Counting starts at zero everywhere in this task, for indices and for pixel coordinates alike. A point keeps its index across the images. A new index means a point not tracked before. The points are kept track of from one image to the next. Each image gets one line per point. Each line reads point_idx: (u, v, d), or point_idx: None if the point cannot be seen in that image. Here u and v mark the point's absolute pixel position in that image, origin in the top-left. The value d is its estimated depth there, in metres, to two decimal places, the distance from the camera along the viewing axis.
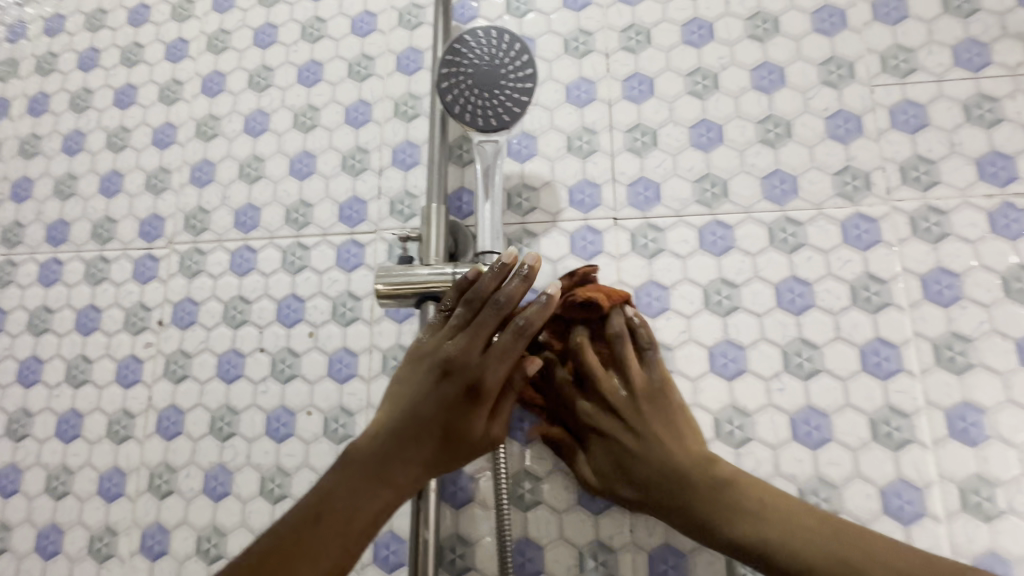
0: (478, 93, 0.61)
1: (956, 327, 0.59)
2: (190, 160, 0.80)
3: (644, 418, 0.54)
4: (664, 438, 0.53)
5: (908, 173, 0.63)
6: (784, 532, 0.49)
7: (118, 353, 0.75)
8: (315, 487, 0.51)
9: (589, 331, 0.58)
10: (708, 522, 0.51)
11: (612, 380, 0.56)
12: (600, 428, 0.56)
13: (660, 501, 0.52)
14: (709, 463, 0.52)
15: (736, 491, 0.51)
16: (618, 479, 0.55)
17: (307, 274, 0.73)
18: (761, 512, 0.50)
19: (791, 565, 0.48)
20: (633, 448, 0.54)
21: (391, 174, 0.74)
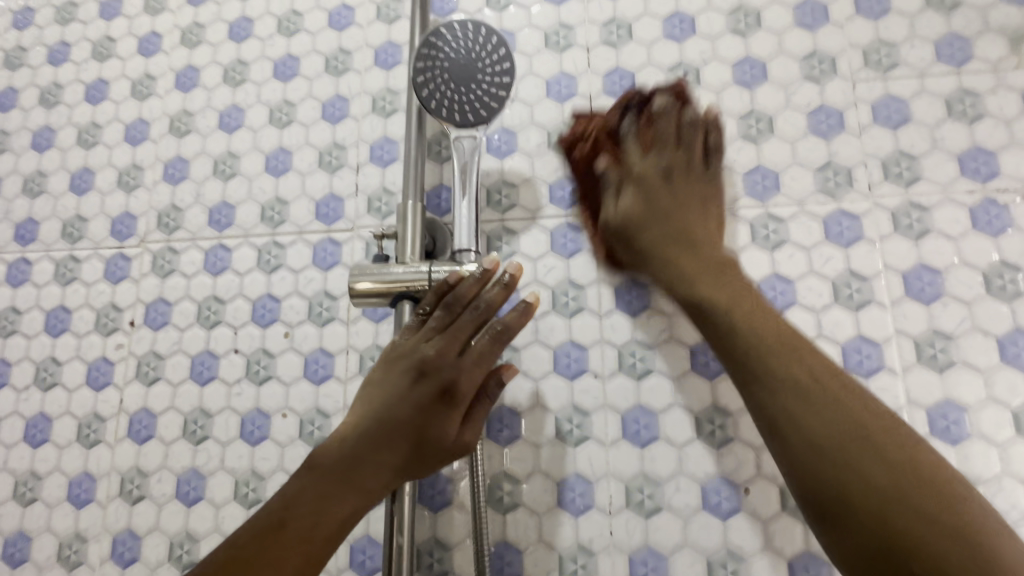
0: (455, 87, 0.60)
1: (938, 324, 0.58)
2: (163, 156, 0.78)
3: (674, 189, 0.57)
4: (698, 215, 0.56)
5: (890, 169, 0.62)
6: (794, 359, 0.47)
7: (88, 355, 0.73)
8: (282, 491, 0.50)
9: (666, 112, 0.60)
10: (693, 278, 0.53)
11: (677, 153, 0.58)
12: (641, 177, 0.57)
13: (663, 219, 0.55)
14: (726, 269, 0.53)
15: (738, 292, 0.52)
16: (642, 221, 0.56)
17: (282, 273, 0.71)
18: (760, 325, 0.49)
19: (790, 388, 0.46)
20: (666, 201, 0.56)
21: (368, 171, 0.72)
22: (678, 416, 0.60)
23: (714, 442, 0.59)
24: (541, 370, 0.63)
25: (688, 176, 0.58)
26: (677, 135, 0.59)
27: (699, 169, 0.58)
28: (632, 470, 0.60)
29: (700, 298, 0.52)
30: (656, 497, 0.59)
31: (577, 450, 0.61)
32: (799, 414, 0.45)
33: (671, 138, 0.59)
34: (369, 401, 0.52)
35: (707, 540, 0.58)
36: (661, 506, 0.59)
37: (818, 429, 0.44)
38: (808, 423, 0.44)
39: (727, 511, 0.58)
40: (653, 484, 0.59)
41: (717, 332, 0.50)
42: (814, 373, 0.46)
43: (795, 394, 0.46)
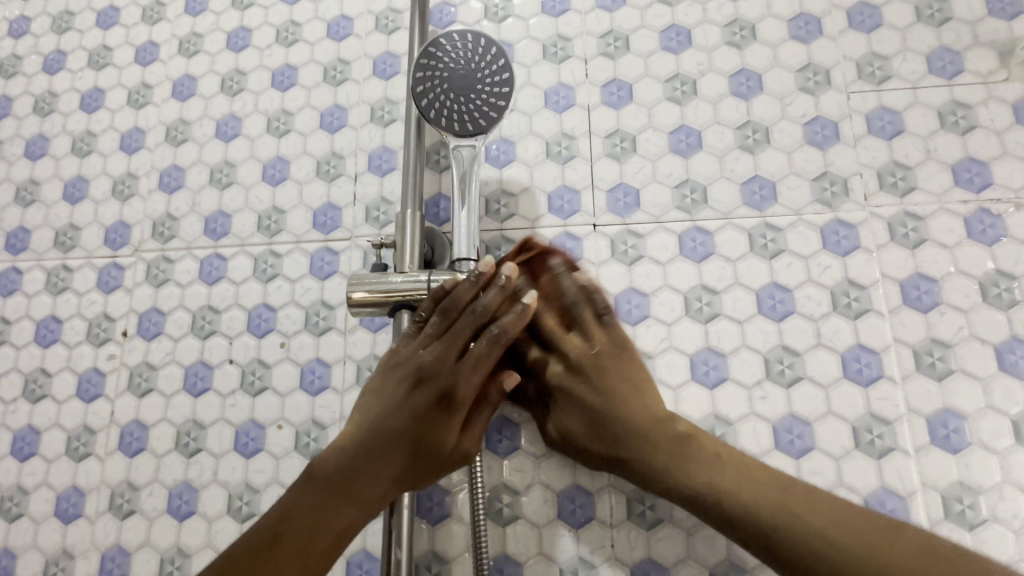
0: (454, 97, 0.60)
1: (935, 333, 0.59)
2: (158, 165, 0.77)
3: (595, 369, 0.57)
4: (633, 396, 0.56)
5: (885, 179, 0.63)
6: (759, 483, 0.50)
7: (79, 366, 0.71)
8: (279, 502, 0.49)
9: (567, 282, 0.60)
10: (653, 476, 0.53)
11: (579, 336, 0.59)
12: (557, 387, 0.58)
13: (607, 433, 0.55)
14: (678, 442, 0.53)
15: (699, 453, 0.52)
16: (589, 441, 0.56)
17: (279, 283, 0.70)
18: (721, 466, 0.51)
19: (768, 521, 0.49)
20: (608, 368, 0.57)
21: (366, 180, 0.72)
22: None
23: None
24: None
25: (601, 342, 0.59)
26: (582, 301, 0.60)
27: (619, 332, 0.59)
28: (634, 481, 0.59)
29: (657, 473, 0.53)
30: (657, 509, 0.58)
31: (578, 461, 0.60)
32: (786, 545, 0.48)
33: (569, 314, 0.60)
34: (368, 408, 0.52)
35: (709, 552, 0.57)
36: (663, 518, 0.58)
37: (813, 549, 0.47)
38: (791, 546, 0.48)
39: None
40: (655, 495, 0.59)
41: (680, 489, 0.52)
42: (770, 505, 0.49)
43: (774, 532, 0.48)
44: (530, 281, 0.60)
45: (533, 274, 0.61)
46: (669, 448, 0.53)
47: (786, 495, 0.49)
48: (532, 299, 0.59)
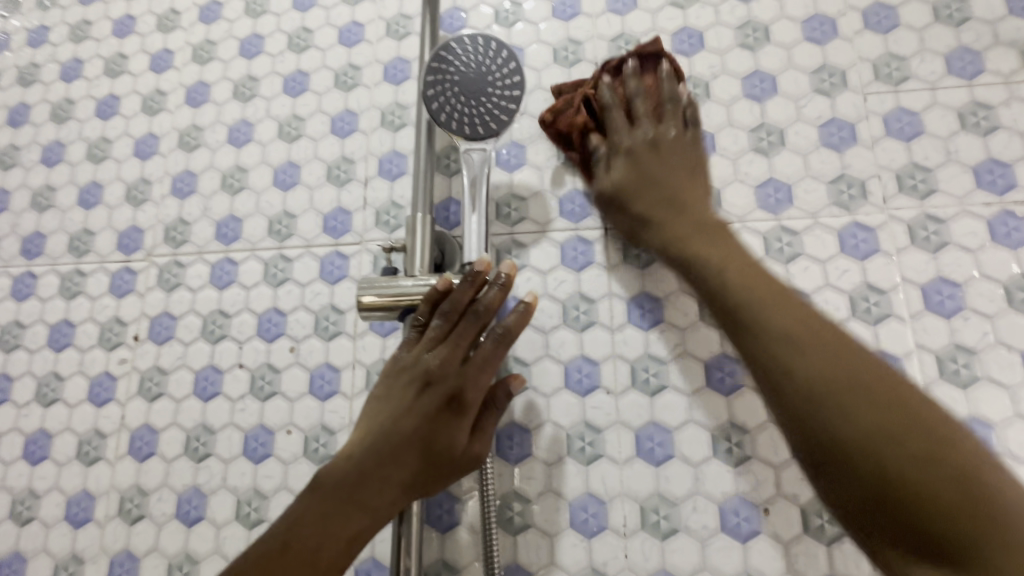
0: (464, 101, 0.60)
1: (959, 339, 0.57)
2: (171, 171, 0.78)
3: (662, 155, 0.59)
4: (691, 182, 0.58)
5: (904, 181, 0.62)
6: (753, 286, 0.48)
7: (91, 370, 0.72)
8: (286, 511, 0.48)
9: (671, 87, 0.61)
10: (679, 236, 0.55)
11: (661, 125, 0.60)
12: (631, 151, 0.59)
13: (651, 197, 0.58)
14: (710, 227, 0.55)
15: (719, 246, 0.53)
16: (630, 202, 0.59)
17: (289, 287, 0.70)
18: (736, 263, 0.51)
19: (802, 387, 0.42)
20: (657, 169, 0.58)
21: (377, 185, 0.72)
22: (693, 434, 0.58)
23: (731, 460, 0.57)
24: (551, 385, 0.61)
25: (675, 137, 0.60)
26: (658, 107, 0.62)
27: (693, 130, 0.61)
28: (647, 490, 0.58)
29: (688, 254, 0.54)
30: (672, 518, 0.57)
31: (590, 469, 0.59)
32: (821, 421, 0.41)
33: (654, 112, 0.61)
34: (373, 415, 0.51)
35: (726, 563, 0.55)
36: (678, 528, 0.57)
37: (839, 426, 0.40)
38: (834, 430, 0.40)
39: (746, 533, 0.56)
40: (669, 505, 0.57)
41: (712, 276, 0.51)
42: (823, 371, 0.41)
43: (803, 397, 0.42)
44: (638, 77, 0.62)
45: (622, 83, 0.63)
46: (724, 247, 0.53)
47: (834, 360, 0.42)
48: (604, 100, 0.63)
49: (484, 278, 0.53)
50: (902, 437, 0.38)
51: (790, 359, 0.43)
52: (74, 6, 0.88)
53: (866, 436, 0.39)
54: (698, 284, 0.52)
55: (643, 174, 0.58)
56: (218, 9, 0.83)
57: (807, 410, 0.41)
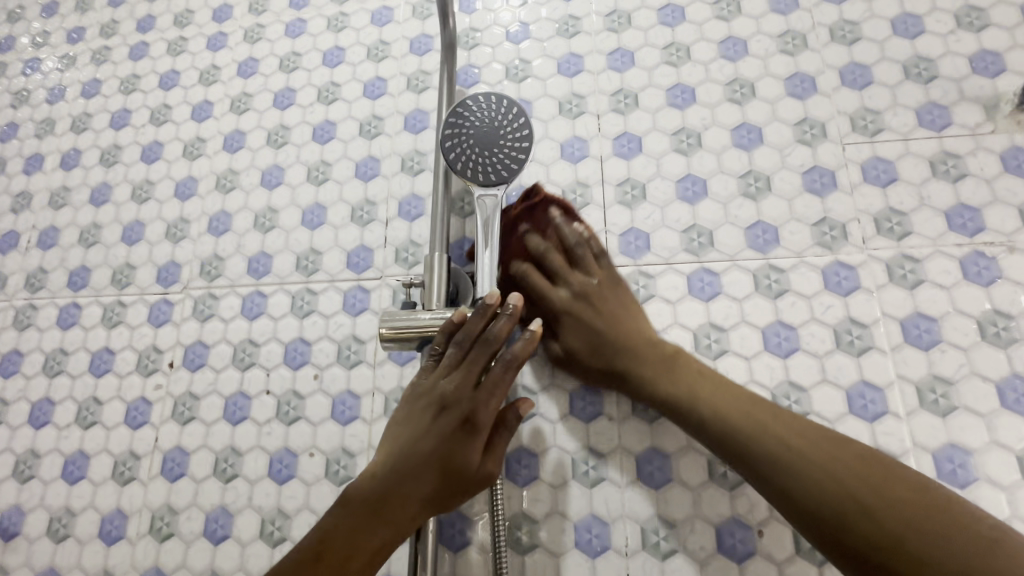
0: (479, 152, 0.67)
1: (937, 370, 0.61)
2: (208, 211, 0.85)
3: (596, 307, 0.64)
4: (629, 314, 0.64)
5: (882, 224, 0.67)
6: (750, 414, 0.56)
7: (128, 395, 0.77)
8: (318, 526, 0.53)
9: (570, 231, 0.68)
10: (651, 377, 0.60)
11: (576, 275, 0.66)
12: (566, 311, 0.65)
13: (607, 348, 0.62)
14: (670, 358, 0.60)
15: (686, 370, 0.60)
16: (588, 357, 0.63)
17: (314, 318, 0.76)
18: (725, 396, 0.57)
19: (835, 504, 0.50)
20: (598, 309, 0.64)
21: (397, 225, 0.78)
22: (690, 459, 0.62)
23: (726, 484, 0.61)
24: (557, 412, 0.66)
25: (596, 272, 0.66)
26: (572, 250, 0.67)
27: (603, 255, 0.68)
28: (647, 512, 0.61)
29: (685, 403, 0.58)
30: (672, 539, 0.60)
31: (594, 492, 0.63)
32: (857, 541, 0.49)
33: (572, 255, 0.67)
34: (395, 436, 0.56)
35: None
36: (677, 548, 0.60)
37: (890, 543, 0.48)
38: (875, 534, 0.49)
39: (742, 554, 0.59)
40: (668, 527, 0.61)
41: (718, 426, 0.56)
42: (838, 477, 0.51)
43: (840, 523, 0.50)
44: (539, 236, 0.68)
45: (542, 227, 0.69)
46: (686, 380, 0.59)
47: (844, 467, 0.51)
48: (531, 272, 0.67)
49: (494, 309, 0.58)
50: (922, 521, 0.48)
51: (807, 491, 0.51)
52: (125, 61, 0.97)
53: (900, 544, 0.48)
54: (694, 427, 0.58)
55: (585, 326, 0.63)
56: (254, 65, 0.92)
57: (845, 532, 0.50)
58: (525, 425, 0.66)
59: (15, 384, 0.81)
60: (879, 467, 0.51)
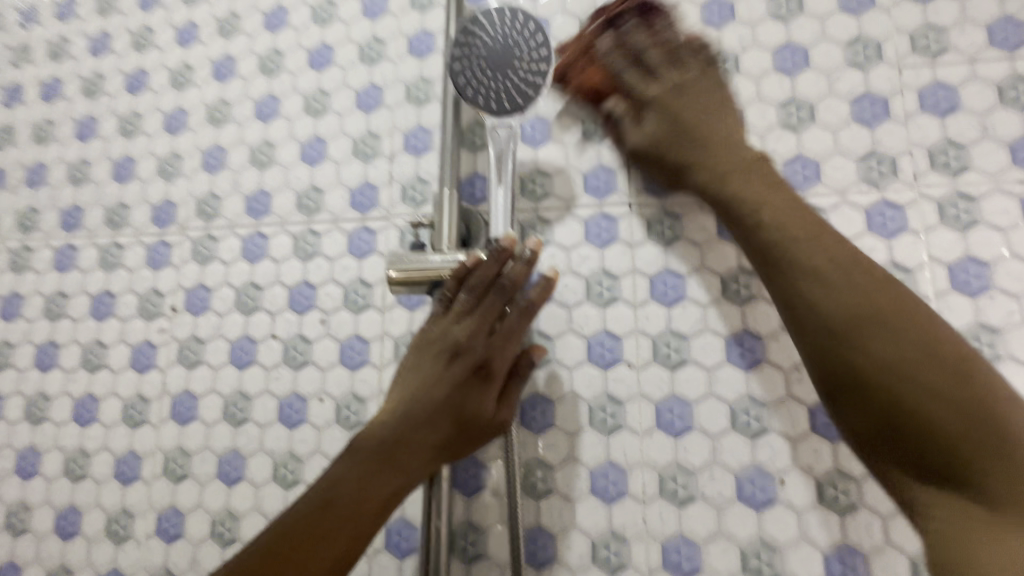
0: (491, 75, 0.60)
1: (983, 318, 0.57)
2: (201, 146, 0.79)
3: (688, 101, 0.57)
4: (724, 130, 0.57)
5: (936, 158, 0.61)
6: (856, 299, 0.47)
7: (133, 339, 0.75)
8: (326, 472, 0.51)
9: (671, 30, 0.60)
10: (717, 179, 0.55)
11: (667, 75, 0.58)
12: (655, 103, 0.58)
13: (677, 128, 0.57)
14: (755, 170, 0.55)
15: (752, 182, 0.54)
16: (665, 147, 0.58)
17: (318, 261, 0.72)
18: (837, 272, 0.49)
19: (860, 324, 0.46)
20: (684, 112, 0.57)
21: (402, 160, 0.73)
22: (712, 407, 0.60)
23: (749, 432, 0.59)
24: (574, 358, 0.63)
25: (696, 79, 0.59)
26: (671, 53, 0.60)
27: (713, 71, 0.60)
28: (666, 459, 0.60)
29: (736, 202, 0.54)
30: (690, 486, 0.59)
31: (611, 438, 0.61)
32: (853, 349, 0.46)
33: (665, 57, 0.59)
34: (404, 385, 0.54)
35: (740, 527, 0.58)
36: (695, 495, 0.59)
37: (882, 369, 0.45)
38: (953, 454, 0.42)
39: (761, 502, 0.58)
40: (687, 474, 0.59)
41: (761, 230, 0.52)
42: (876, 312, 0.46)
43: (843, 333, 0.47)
44: (644, 31, 0.60)
45: (633, 31, 0.61)
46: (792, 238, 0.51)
47: (896, 311, 0.46)
48: (650, 41, 0.60)
49: (510, 253, 0.55)
50: (941, 389, 0.43)
51: (827, 300, 0.48)
52: None
53: (891, 366, 0.45)
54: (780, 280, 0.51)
55: (666, 119, 0.58)
56: None
57: (850, 347, 0.46)
58: (539, 372, 0.63)
59: (17, 328, 0.79)
60: (931, 324, 0.46)
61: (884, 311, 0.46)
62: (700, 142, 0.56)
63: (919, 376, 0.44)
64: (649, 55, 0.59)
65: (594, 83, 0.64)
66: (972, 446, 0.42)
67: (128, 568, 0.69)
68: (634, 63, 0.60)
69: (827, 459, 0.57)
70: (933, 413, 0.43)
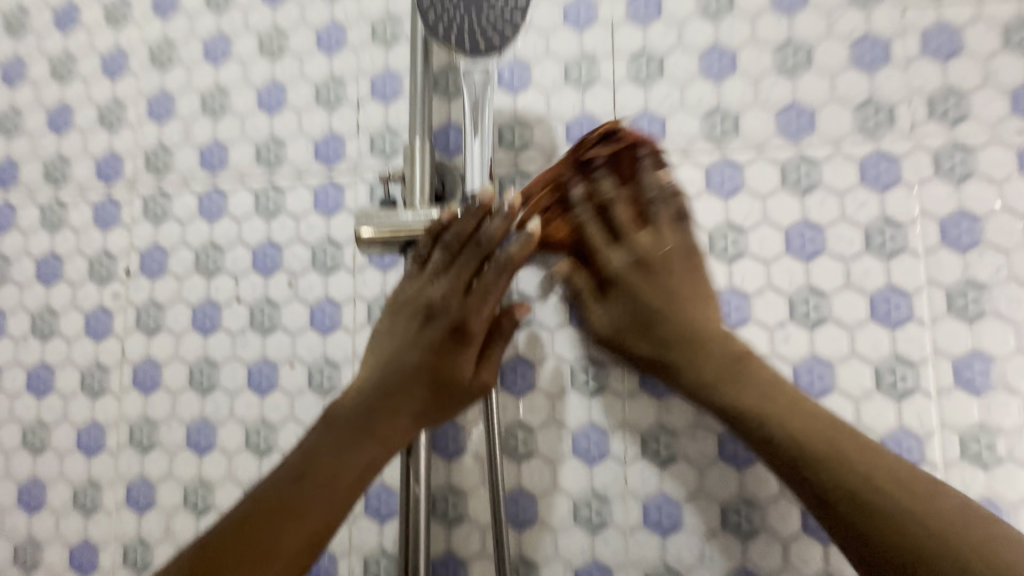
0: (466, 10, 0.54)
1: (972, 274, 0.56)
2: (146, 92, 0.72)
3: (656, 277, 0.52)
4: (694, 310, 0.52)
5: (935, 106, 0.58)
6: (770, 403, 0.49)
7: (85, 305, 0.70)
8: (301, 443, 0.49)
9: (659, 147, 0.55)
10: (659, 303, 0.52)
11: (635, 235, 0.52)
12: (618, 278, 0.52)
13: (647, 320, 0.52)
14: (740, 361, 0.51)
15: (687, 300, 0.52)
16: (632, 337, 0.53)
17: (282, 219, 0.67)
18: (750, 380, 0.50)
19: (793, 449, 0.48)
20: (648, 296, 0.52)
21: (370, 108, 0.67)
22: None
23: None
24: (555, 320, 0.61)
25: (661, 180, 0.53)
26: (627, 184, 0.53)
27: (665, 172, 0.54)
28: (649, 420, 0.59)
29: (751, 416, 0.49)
30: (672, 446, 0.59)
31: (593, 401, 0.60)
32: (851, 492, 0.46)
33: (620, 169, 0.53)
34: (378, 350, 0.51)
35: (722, 486, 0.57)
36: (677, 455, 0.58)
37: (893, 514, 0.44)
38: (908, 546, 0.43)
39: (743, 461, 0.57)
40: (669, 435, 0.59)
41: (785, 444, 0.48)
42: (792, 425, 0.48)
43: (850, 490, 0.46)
44: (613, 175, 0.53)
45: (605, 180, 0.52)
46: (725, 374, 0.51)
47: (811, 420, 0.48)
48: (604, 192, 0.52)
49: (487, 207, 0.50)
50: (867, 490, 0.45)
51: (795, 431, 0.48)
52: None
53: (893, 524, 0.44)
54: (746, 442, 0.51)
55: (632, 299, 0.52)
56: None
57: (827, 513, 0.47)
58: (520, 335, 0.61)
59: None
60: (838, 426, 0.48)
61: (803, 419, 0.48)
62: (647, 265, 0.52)
63: (910, 514, 0.44)
64: (617, 208, 0.52)
65: (552, 240, 0.53)
66: (910, 545, 0.43)
67: (100, 538, 0.67)
68: (596, 211, 0.53)
69: None
70: (942, 552, 0.42)
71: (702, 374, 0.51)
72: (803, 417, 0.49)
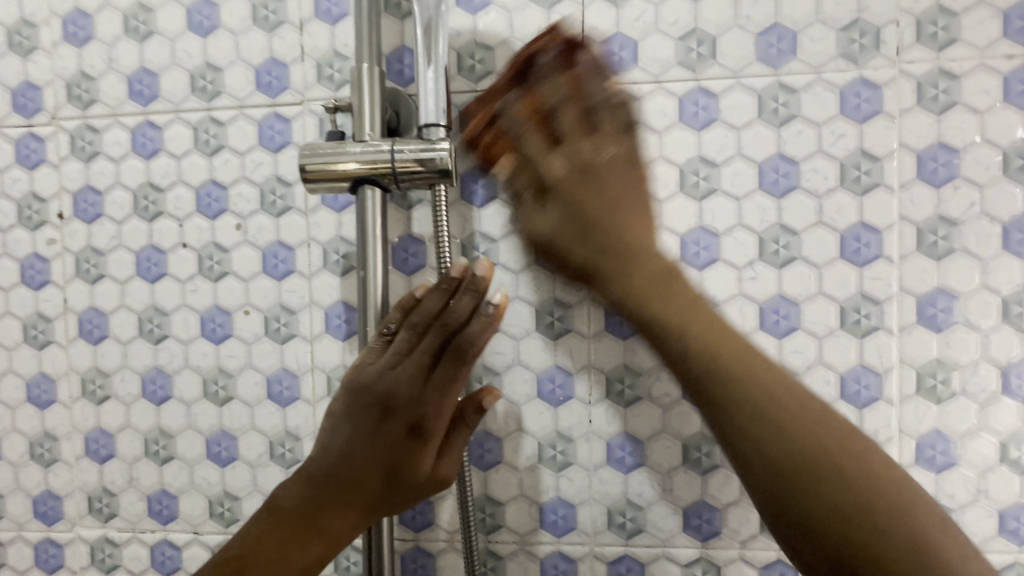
0: None
1: (944, 211, 0.54)
2: (58, 10, 0.64)
3: (587, 180, 0.47)
4: (636, 219, 0.47)
5: (924, 29, 0.54)
6: (684, 310, 0.44)
7: (18, 252, 0.65)
8: (243, 530, 0.47)
9: (603, 97, 0.49)
10: (564, 233, 0.47)
11: (610, 136, 0.48)
12: (557, 184, 0.47)
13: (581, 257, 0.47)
14: (672, 279, 0.45)
15: (609, 231, 0.46)
16: (568, 239, 0.47)
17: (225, 156, 0.62)
18: (682, 313, 0.43)
19: (702, 345, 0.42)
20: (592, 207, 0.46)
21: (314, 30, 0.60)
22: None
23: None
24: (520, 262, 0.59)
25: (583, 138, 0.47)
26: (546, 117, 0.48)
27: (629, 158, 0.49)
28: (614, 361, 0.58)
29: (660, 329, 0.44)
30: (637, 387, 0.58)
31: (557, 343, 0.59)
32: (768, 439, 0.40)
33: (543, 123, 0.48)
34: (330, 436, 0.47)
35: (685, 424, 0.58)
36: (642, 396, 0.58)
37: (826, 460, 0.39)
38: (795, 480, 0.39)
39: None
40: (634, 375, 0.58)
41: (772, 453, 0.39)
42: (701, 363, 0.42)
43: (831, 495, 0.38)
44: (559, 74, 0.49)
45: (536, 90, 0.49)
46: (651, 287, 0.44)
47: (737, 367, 0.41)
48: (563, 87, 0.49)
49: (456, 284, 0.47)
50: (769, 422, 0.40)
51: (734, 396, 0.41)
52: None
53: (815, 463, 0.39)
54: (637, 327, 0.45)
55: (565, 257, 0.48)
56: None
57: (757, 427, 0.40)
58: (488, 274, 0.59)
59: None
60: (723, 341, 0.42)
61: (712, 330, 0.43)
62: (585, 224, 0.46)
63: (814, 474, 0.38)
64: (531, 133, 0.48)
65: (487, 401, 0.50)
66: (817, 473, 0.38)
67: (62, 489, 0.66)
68: (542, 123, 0.48)
69: (772, 356, 0.56)
70: (784, 454, 0.39)
71: (659, 317, 0.44)
72: (734, 351, 0.42)
